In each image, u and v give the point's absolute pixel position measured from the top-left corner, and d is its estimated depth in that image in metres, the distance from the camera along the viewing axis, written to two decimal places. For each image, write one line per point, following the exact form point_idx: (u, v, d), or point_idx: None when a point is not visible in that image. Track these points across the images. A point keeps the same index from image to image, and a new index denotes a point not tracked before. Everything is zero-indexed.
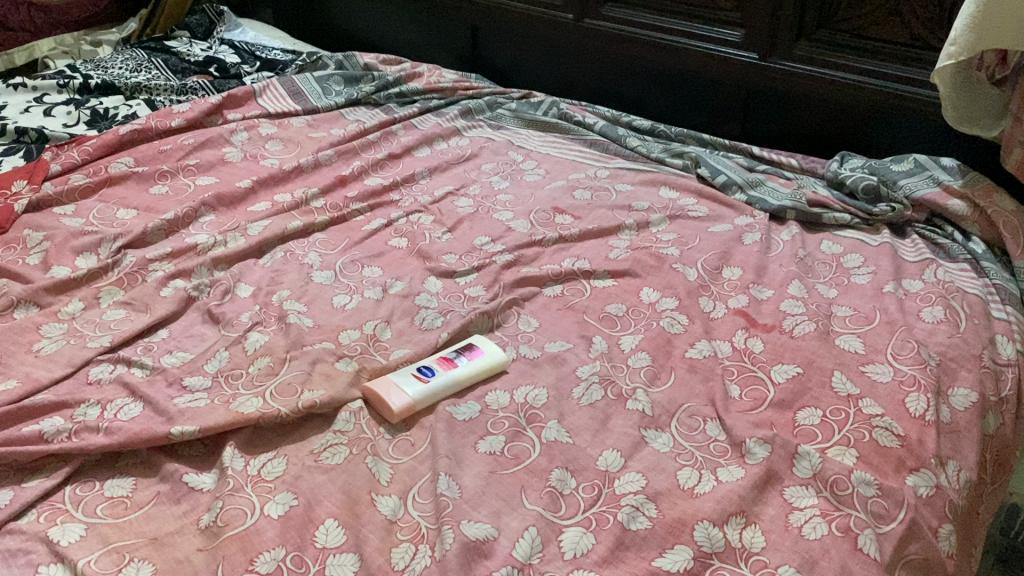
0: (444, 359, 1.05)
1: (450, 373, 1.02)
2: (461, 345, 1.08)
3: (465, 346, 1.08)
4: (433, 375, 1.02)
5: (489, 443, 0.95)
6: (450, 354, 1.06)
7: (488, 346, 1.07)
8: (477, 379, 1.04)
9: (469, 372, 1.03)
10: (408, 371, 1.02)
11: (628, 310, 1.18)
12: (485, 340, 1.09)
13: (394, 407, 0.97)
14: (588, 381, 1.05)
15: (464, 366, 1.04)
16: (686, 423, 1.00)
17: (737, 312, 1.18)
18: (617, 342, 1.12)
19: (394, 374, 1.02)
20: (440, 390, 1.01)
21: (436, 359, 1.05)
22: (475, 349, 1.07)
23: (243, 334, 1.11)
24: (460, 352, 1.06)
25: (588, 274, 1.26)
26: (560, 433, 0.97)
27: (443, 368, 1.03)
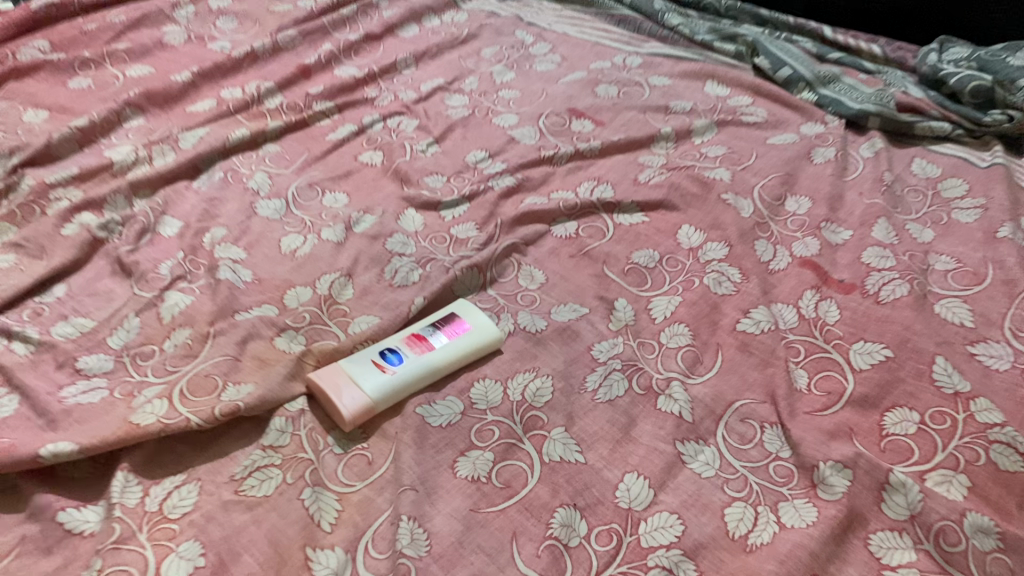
0: (416, 338, 0.79)
1: (423, 359, 0.77)
2: (440, 315, 0.82)
3: (445, 316, 0.82)
4: (400, 363, 0.76)
5: (470, 464, 0.71)
6: (425, 329, 0.80)
7: (475, 318, 0.81)
8: (460, 366, 0.79)
9: (449, 355, 0.78)
10: (369, 355, 0.77)
11: (660, 260, 0.91)
12: (471, 308, 0.82)
13: (344, 412, 0.72)
14: (609, 368, 0.79)
15: (443, 349, 0.78)
16: (737, 432, 0.75)
17: (803, 264, 0.91)
18: (645, 307, 0.86)
19: (349, 359, 0.77)
20: (409, 384, 0.76)
21: (407, 337, 0.79)
22: (458, 322, 0.81)
23: (160, 294, 0.86)
24: (438, 324, 0.80)
25: (610, 207, 0.98)
26: (568, 447, 0.73)
27: (414, 352, 0.77)
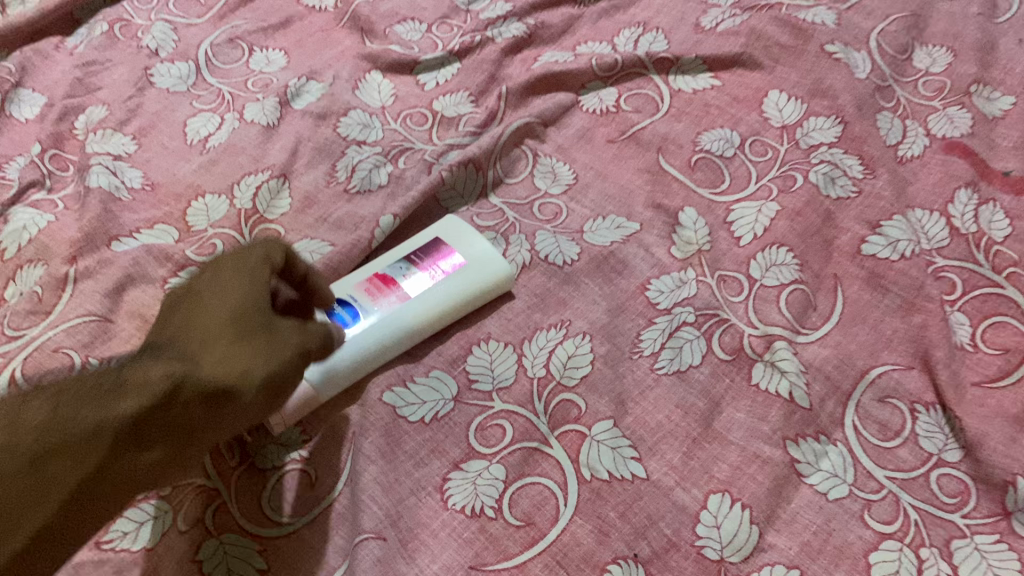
0: (381, 281, 0.52)
1: (394, 311, 0.51)
2: (415, 244, 0.55)
3: (423, 246, 0.55)
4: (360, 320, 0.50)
5: (468, 487, 0.46)
6: (393, 266, 0.53)
7: (469, 244, 0.54)
8: (451, 317, 0.52)
9: (434, 302, 0.52)
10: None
11: (741, 145, 0.63)
12: (461, 228, 0.55)
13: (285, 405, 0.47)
14: (675, 322, 0.52)
15: (423, 295, 0.52)
16: (877, 420, 0.49)
17: (948, 149, 0.63)
18: (723, 220, 0.58)
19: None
20: (375, 351, 0.49)
21: (367, 281, 0.52)
22: (443, 253, 0.54)
23: (5, 212, 0.58)
24: (414, 258, 0.54)
25: (664, 66, 0.68)
26: (620, 452, 0.47)
27: (380, 303, 0.51)
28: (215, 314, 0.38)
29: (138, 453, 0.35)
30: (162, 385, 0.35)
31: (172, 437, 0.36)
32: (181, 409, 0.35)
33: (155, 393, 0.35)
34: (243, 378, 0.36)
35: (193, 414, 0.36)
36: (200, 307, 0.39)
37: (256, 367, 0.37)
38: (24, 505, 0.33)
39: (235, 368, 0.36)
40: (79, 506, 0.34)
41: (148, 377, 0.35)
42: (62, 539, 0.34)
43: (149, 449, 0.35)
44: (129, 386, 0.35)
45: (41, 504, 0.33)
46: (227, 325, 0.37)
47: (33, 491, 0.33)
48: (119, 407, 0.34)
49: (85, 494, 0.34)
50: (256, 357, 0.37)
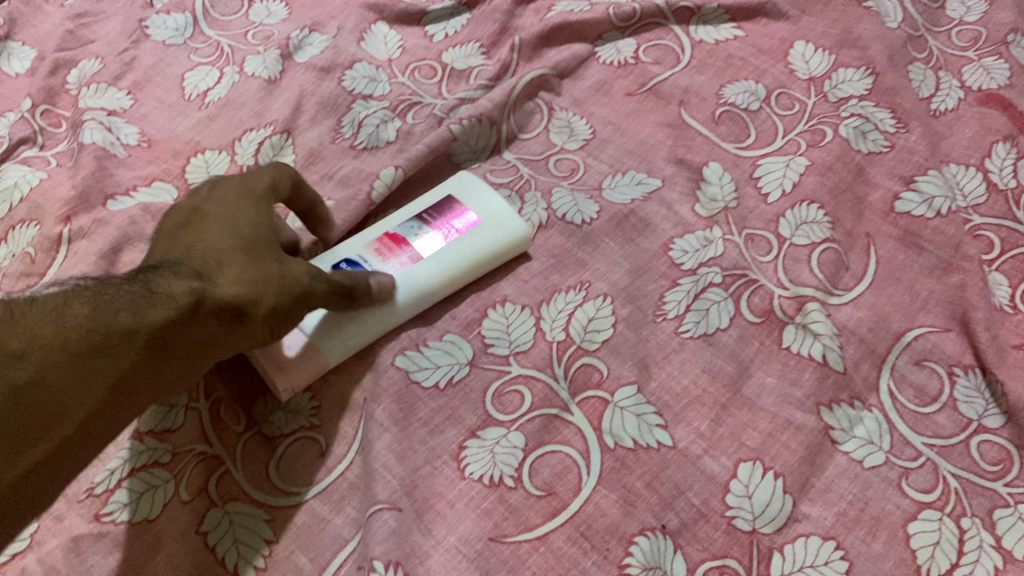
0: (392, 242, 0.49)
1: (406, 276, 0.48)
2: (426, 201, 0.52)
3: (434, 203, 0.52)
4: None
5: (485, 455, 0.43)
6: (403, 226, 0.50)
7: (483, 202, 0.51)
8: (465, 281, 0.50)
9: (448, 266, 0.49)
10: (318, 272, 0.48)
11: (767, 99, 0.60)
12: (475, 186, 0.52)
13: (284, 352, 0.45)
14: (702, 283, 0.50)
15: (435, 258, 0.49)
16: (914, 385, 0.47)
17: (985, 101, 0.60)
18: (750, 176, 0.55)
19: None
20: (386, 319, 0.47)
21: (377, 241, 0.49)
22: (457, 211, 0.51)
23: None
24: (425, 216, 0.51)
25: (685, 16, 0.65)
26: (645, 419, 0.45)
27: (391, 266, 0.48)
28: (221, 232, 0.41)
29: (164, 358, 0.37)
30: (187, 299, 0.37)
31: (193, 345, 0.38)
32: (202, 319, 0.38)
33: (183, 304, 0.37)
34: (259, 293, 0.39)
35: (213, 325, 0.38)
36: (202, 227, 0.41)
37: (267, 286, 0.40)
38: (61, 405, 0.33)
39: (253, 282, 0.39)
40: (113, 411, 0.35)
41: (173, 288, 0.38)
42: (96, 441, 0.35)
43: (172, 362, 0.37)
44: (158, 295, 0.37)
45: (83, 403, 0.34)
46: (241, 247, 0.40)
47: (76, 390, 0.34)
48: (152, 315, 0.36)
49: (119, 395, 0.35)
50: (269, 282, 0.40)
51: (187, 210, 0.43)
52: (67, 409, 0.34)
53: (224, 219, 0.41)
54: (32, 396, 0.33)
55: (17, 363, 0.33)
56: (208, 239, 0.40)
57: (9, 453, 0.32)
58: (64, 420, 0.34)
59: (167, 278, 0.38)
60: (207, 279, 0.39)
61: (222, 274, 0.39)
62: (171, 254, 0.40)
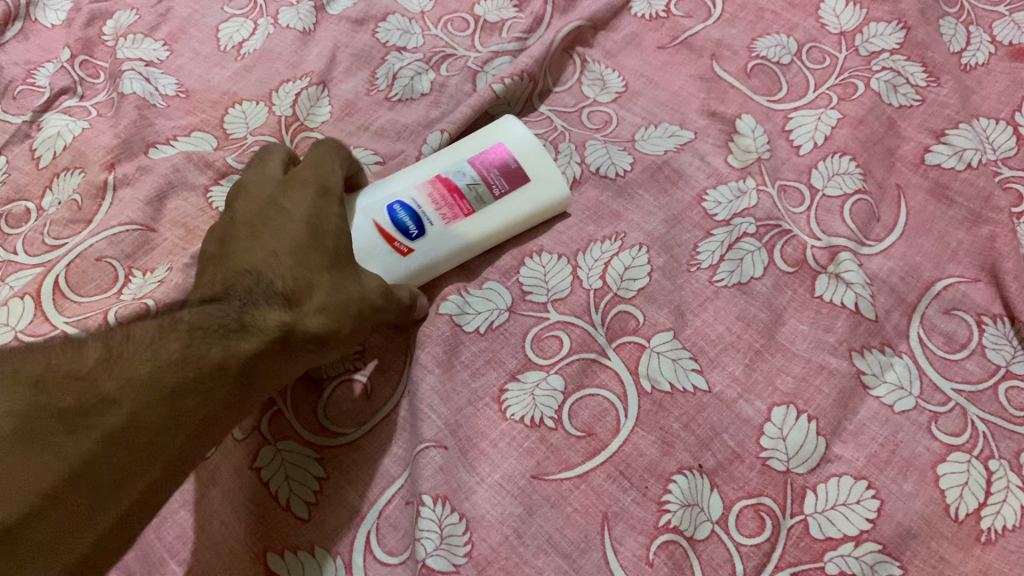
0: (443, 187, 0.49)
1: (453, 229, 0.48)
2: (478, 142, 0.51)
3: (487, 149, 0.51)
4: (422, 235, 0.48)
5: (526, 397, 0.45)
6: (454, 170, 0.50)
7: (535, 159, 0.50)
8: (507, 237, 0.51)
9: (493, 223, 0.50)
10: (370, 206, 0.48)
11: (798, 53, 0.60)
12: (532, 139, 0.51)
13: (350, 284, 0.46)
14: (735, 233, 0.51)
15: (482, 214, 0.49)
16: (944, 332, 0.48)
17: (1015, 56, 0.60)
18: (782, 129, 0.56)
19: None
20: (430, 268, 0.48)
21: (429, 183, 0.49)
22: (509, 166, 0.50)
23: (37, 119, 0.56)
24: (477, 164, 0.50)
25: None
26: (680, 365, 0.46)
27: (443, 214, 0.48)
28: (305, 242, 0.39)
29: (249, 392, 0.35)
30: (280, 330, 0.35)
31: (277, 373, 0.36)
32: (289, 349, 0.36)
33: (275, 337, 0.35)
34: (342, 324, 0.38)
35: (297, 356, 0.37)
36: (281, 235, 0.38)
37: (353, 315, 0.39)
38: (149, 451, 0.31)
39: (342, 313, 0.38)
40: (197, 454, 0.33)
41: (264, 320, 0.35)
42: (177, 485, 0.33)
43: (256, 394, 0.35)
44: (250, 326, 0.35)
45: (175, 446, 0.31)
46: (329, 266, 0.39)
47: (171, 436, 0.31)
48: (242, 347, 0.34)
49: (207, 436, 0.33)
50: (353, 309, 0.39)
51: (253, 205, 0.40)
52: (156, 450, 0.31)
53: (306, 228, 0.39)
54: (123, 440, 0.30)
55: (112, 406, 0.30)
56: (295, 255, 0.38)
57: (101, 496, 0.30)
58: (154, 464, 0.31)
59: (259, 305, 0.36)
60: (295, 309, 0.37)
61: (310, 299, 0.37)
62: (253, 266, 0.37)
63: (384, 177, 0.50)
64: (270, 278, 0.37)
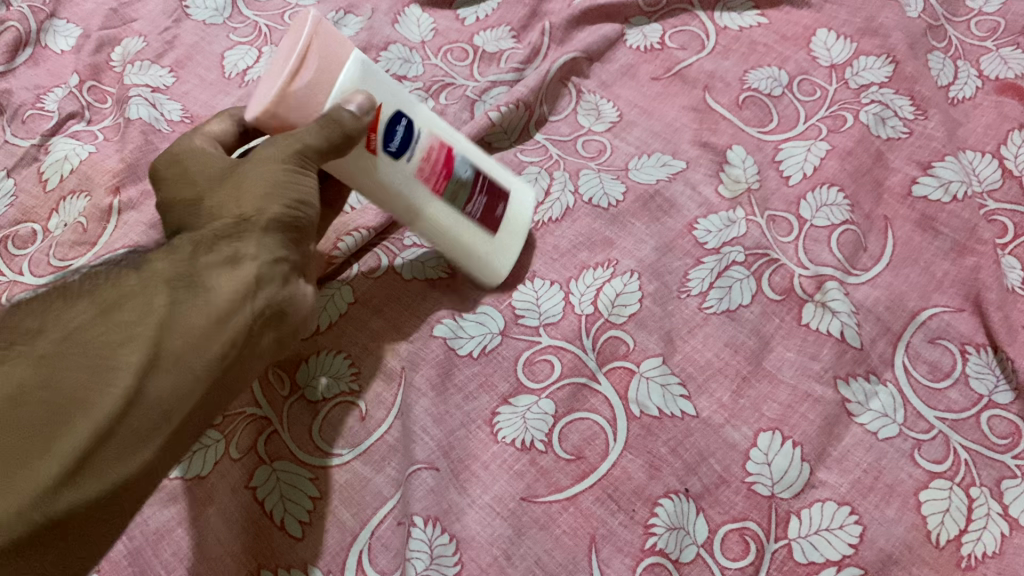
0: (445, 158, 0.45)
1: (411, 183, 0.44)
2: (495, 172, 0.49)
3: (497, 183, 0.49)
4: (391, 156, 0.43)
5: (518, 420, 0.46)
6: (465, 160, 0.47)
7: (511, 231, 0.50)
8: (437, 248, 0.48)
9: (438, 219, 0.46)
10: (389, 96, 0.42)
11: (789, 85, 0.62)
12: (522, 221, 0.51)
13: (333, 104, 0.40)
14: (725, 261, 0.52)
15: (442, 213, 0.46)
16: (928, 361, 0.49)
17: (1001, 90, 0.61)
18: (772, 159, 0.57)
19: (364, 62, 0.41)
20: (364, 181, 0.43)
21: (441, 143, 0.45)
22: (495, 212, 0.49)
23: (45, 142, 0.58)
24: (481, 182, 0.47)
25: (709, 2, 0.67)
26: (668, 390, 0.47)
27: (417, 169, 0.44)
28: (208, 174, 0.40)
29: (200, 291, 0.35)
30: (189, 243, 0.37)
31: (223, 270, 0.36)
32: (219, 249, 0.37)
33: (186, 248, 0.36)
34: (263, 200, 0.38)
35: (229, 248, 0.37)
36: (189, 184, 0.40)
37: (266, 193, 0.38)
38: (98, 354, 0.32)
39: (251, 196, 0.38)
40: (168, 351, 0.33)
41: (177, 245, 0.37)
42: (179, 388, 0.33)
43: (210, 285, 0.35)
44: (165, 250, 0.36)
45: (124, 351, 0.32)
46: (227, 172, 0.40)
47: (110, 341, 0.32)
48: (156, 266, 0.35)
49: (167, 333, 0.33)
50: (260, 180, 0.38)
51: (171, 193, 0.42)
52: (101, 356, 0.32)
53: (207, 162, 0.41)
54: (61, 362, 0.31)
55: (37, 349, 0.32)
56: (207, 185, 0.39)
57: (66, 409, 0.31)
58: (114, 371, 0.32)
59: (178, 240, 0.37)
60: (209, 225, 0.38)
61: (212, 209, 0.38)
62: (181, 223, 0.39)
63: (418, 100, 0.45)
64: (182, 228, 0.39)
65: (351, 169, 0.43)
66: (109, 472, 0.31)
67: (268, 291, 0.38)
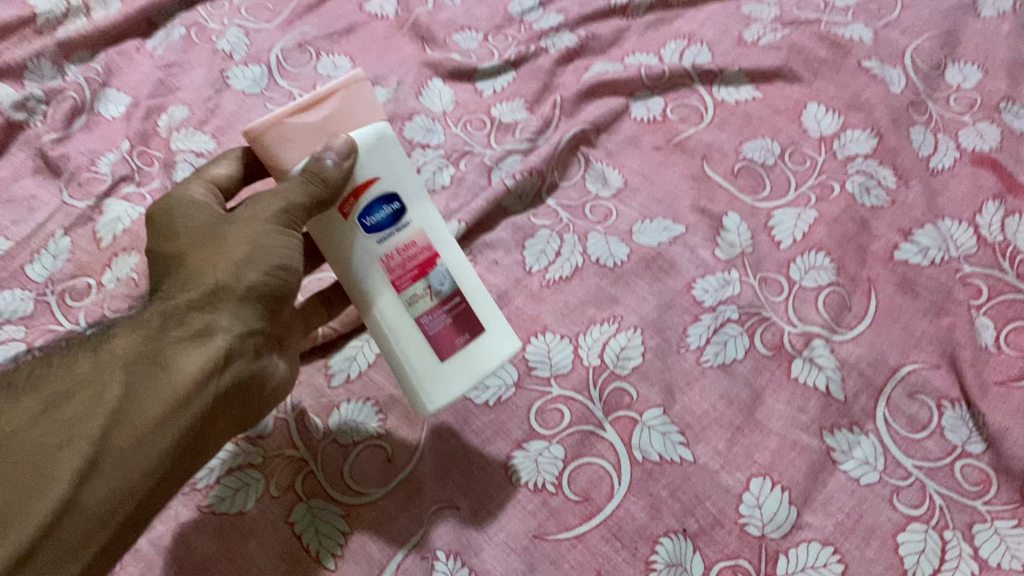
0: (423, 259, 0.48)
1: (373, 263, 0.47)
2: (476, 305, 0.48)
3: (473, 313, 0.48)
4: (365, 229, 0.47)
5: (532, 464, 0.50)
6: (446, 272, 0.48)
7: (475, 352, 0.48)
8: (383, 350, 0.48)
9: (389, 307, 0.47)
10: (388, 178, 0.47)
11: (781, 155, 0.67)
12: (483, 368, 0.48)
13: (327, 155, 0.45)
14: (720, 319, 0.57)
15: (393, 309, 0.47)
16: (907, 413, 0.53)
17: (978, 162, 0.67)
18: (765, 225, 0.62)
19: (376, 133, 0.47)
20: (334, 239, 0.47)
21: (427, 245, 0.48)
22: (454, 335, 0.48)
23: (99, 204, 0.63)
24: (453, 300, 0.48)
25: (708, 77, 0.72)
26: (669, 441, 0.51)
27: (386, 250, 0.47)
28: (190, 233, 0.45)
29: (155, 375, 0.40)
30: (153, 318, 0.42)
31: (186, 350, 0.41)
32: (183, 323, 0.42)
33: (148, 325, 0.41)
34: (234, 276, 0.43)
35: (193, 324, 0.42)
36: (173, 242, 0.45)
37: (243, 263, 0.43)
38: (54, 446, 0.37)
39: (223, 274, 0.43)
40: (121, 439, 0.38)
41: (143, 318, 0.42)
42: (130, 475, 0.38)
43: (170, 368, 0.40)
44: (131, 326, 0.41)
45: (84, 439, 0.37)
46: (205, 233, 0.45)
47: (66, 432, 0.37)
48: (118, 347, 0.40)
49: (121, 425, 0.38)
50: (229, 254, 0.44)
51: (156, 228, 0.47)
52: (58, 447, 0.37)
53: (199, 214, 0.46)
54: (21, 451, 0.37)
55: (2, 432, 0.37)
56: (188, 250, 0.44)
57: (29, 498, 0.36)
58: (70, 462, 0.37)
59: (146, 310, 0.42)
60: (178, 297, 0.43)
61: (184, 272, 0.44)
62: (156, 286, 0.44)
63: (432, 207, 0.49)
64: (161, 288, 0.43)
65: (328, 229, 0.47)
66: (75, 546, 0.37)
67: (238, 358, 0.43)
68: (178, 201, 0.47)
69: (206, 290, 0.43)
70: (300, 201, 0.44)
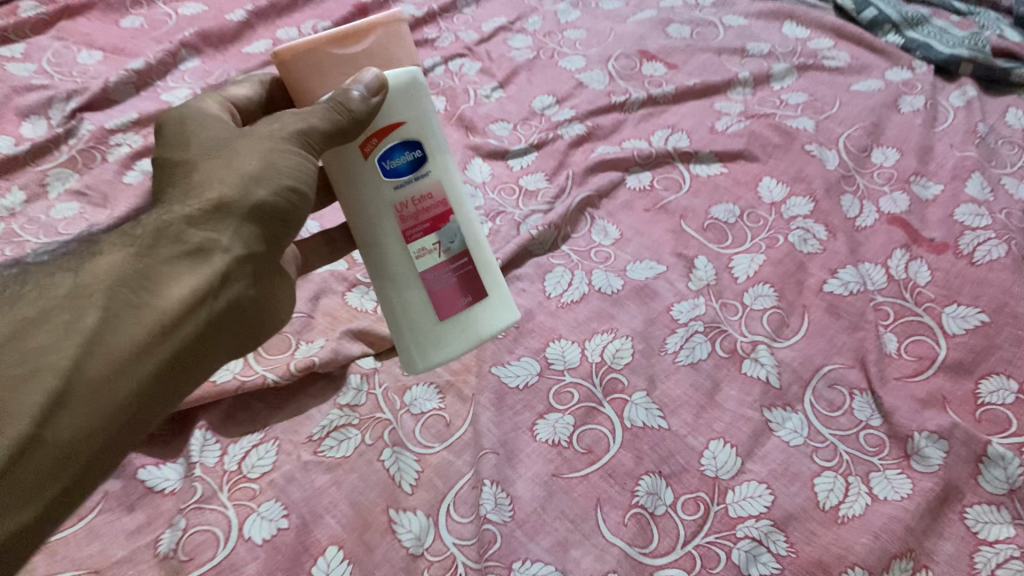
0: (435, 214, 0.60)
1: (390, 206, 0.58)
2: (478, 265, 0.62)
3: (477, 279, 0.62)
4: (386, 171, 0.58)
5: (550, 428, 0.69)
6: (453, 233, 0.61)
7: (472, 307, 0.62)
8: (388, 290, 0.61)
9: (398, 244, 0.60)
10: (414, 128, 0.58)
11: (741, 215, 0.88)
12: (478, 328, 0.63)
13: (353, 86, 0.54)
14: (691, 330, 0.77)
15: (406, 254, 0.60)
16: (827, 398, 0.72)
17: (891, 221, 0.87)
18: (727, 265, 0.83)
19: (409, 84, 0.57)
20: (356, 172, 0.58)
21: (440, 201, 0.60)
22: (456, 294, 0.61)
23: None
24: (457, 258, 0.61)
25: (686, 157, 0.94)
26: (651, 413, 0.70)
27: (402, 196, 0.59)
28: (196, 147, 0.53)
29: (139, 298, 0.47)
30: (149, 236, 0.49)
31: (173, 278, 0.49)
32: (179, 243, 0.50)
33: (142, 247, 0.49)
34: (235, 195, 0.51)
35: (190, 241, 0.50)
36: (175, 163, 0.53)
37: (250, 181, 0.52)
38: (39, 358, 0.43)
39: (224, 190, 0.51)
40: (98, 356, 0.45)
41: (144, 234, 0.49)
42: (96, 403, 0.44)
43: (158, 290, 0.48)
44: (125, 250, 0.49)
45: (55, 369, 0.43)
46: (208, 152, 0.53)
47: (40, 353, 0.43)
48: (110, 267, 0.47)
49: (97, 345, 0.45)
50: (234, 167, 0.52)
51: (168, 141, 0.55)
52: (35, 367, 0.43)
53: (209, 127, 0.55)
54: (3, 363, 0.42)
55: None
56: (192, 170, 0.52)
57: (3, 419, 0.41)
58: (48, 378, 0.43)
59: (145, 228, 0.50)
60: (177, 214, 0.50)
61: (190, 187, 0.51)
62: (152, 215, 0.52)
63: (447, 164, 0.61)
64: (162, 203, 0.51)
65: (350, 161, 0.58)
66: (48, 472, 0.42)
67: (227, 279, 0.51)
68: (186, 114, 0.56)
69: (208, 207, 0.50)
70: (316, 125, 0.53)
